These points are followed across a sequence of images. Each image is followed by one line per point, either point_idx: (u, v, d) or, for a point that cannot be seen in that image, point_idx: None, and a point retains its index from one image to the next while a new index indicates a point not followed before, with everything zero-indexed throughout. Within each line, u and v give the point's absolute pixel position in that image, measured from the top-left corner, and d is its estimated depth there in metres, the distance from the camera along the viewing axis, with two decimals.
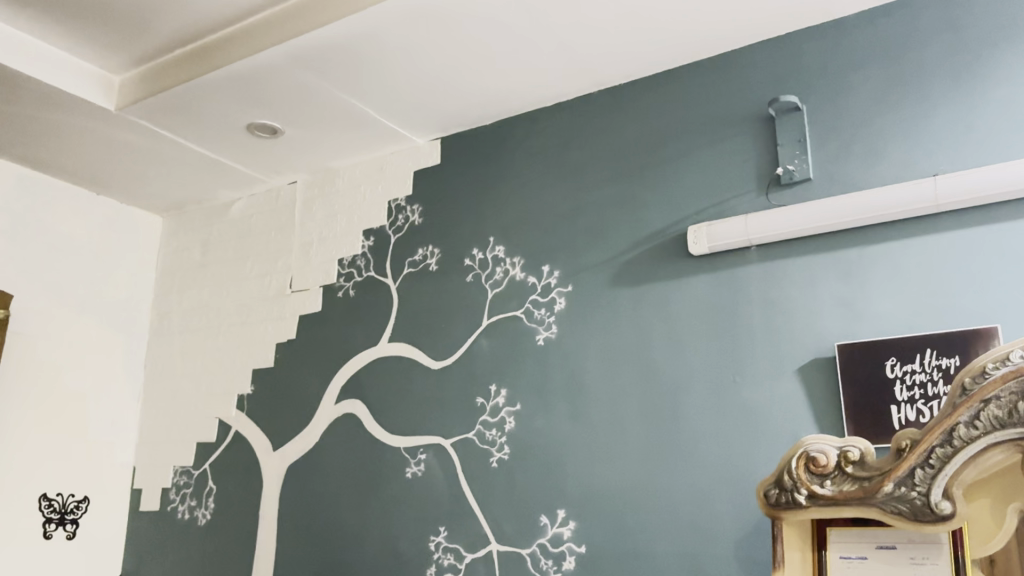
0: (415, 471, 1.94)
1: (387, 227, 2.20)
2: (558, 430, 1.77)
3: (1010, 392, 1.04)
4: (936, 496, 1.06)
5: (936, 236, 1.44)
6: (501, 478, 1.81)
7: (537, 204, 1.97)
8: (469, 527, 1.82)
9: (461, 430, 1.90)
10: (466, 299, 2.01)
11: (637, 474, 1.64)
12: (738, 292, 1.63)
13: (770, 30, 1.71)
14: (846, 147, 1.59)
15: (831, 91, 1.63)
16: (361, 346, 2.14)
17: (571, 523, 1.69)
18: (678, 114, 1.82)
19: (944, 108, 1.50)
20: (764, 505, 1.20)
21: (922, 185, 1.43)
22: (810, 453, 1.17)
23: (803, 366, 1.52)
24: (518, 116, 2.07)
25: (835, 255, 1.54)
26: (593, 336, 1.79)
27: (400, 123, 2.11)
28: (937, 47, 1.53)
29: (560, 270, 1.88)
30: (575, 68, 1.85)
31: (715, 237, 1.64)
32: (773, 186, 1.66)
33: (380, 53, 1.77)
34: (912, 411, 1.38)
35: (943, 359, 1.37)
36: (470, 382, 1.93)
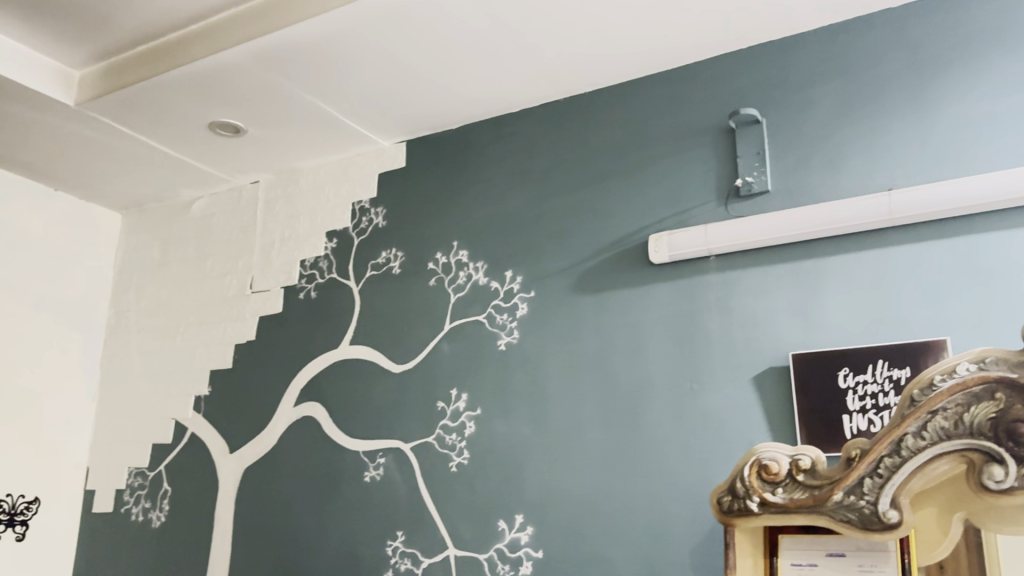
0: (374, 475, 1.93)
1: (350, 229, 2.20)
2: (518, 435, 1.77)
3: (956, 404, 1.06)
4: (883, 505, 1.08)
5: (890, 249, 1.48)
6: (460, 483, 1.81)
7: (501, 209, 1.98)
8: (428, 532, 1.82)
9: (421, 434, 1.90)
10: (429, 303, 2.01)
11: (596, 479, 1.65)
12: (698, 301, 1.65)
13: (732, 43, 1.74)
14: (804, 161, 1.62)
15: (791, 105, 1.66)
16: (322, 348, 2.13)
17: (528, 528, 1.69)
18: (642, 123, 1.84)
19: (899, 124, 1.54)
20: (717, 512, 1.22)
21: (877, 200, 1.46)
22: (763, 461, 1.20)
23: (759, 375, 1.54)
24: (484, 121, 2.08)
25: (792, 265, 1.57)
26: (554, 342, 1.80)
27: (365, 125, 2.11)
28: (893, 64, 1.57)
29: (522, 275, 1.89)
30: (541, 75, 1.87)
31: (675, 246, 1.66)
32: (732, 196, 1.68)
33: (346, 54, 1.77)
34: (864, 420, 1.41)
35: (895, 370, 1.40)
36: (431, 385, 1.92)
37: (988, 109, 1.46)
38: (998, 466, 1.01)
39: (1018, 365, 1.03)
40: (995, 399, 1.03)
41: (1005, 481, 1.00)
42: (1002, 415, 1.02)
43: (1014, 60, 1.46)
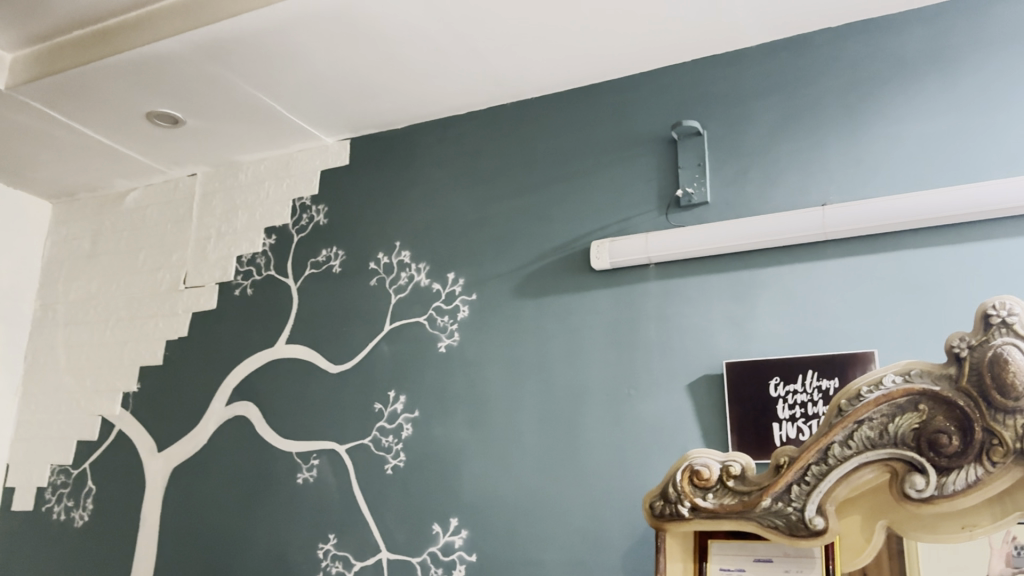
0: (307, 477, 1.90)
1: (290, 225, 2.16)
2: (456, 437, 1.77)
3: (882, 414, 1.08)
4: (810, 512, 1.09)
5: (823, 262, 1.52)
6: (395, 486, 1.79)
7: (443, 211, 1.97)
8: (360, 535, 1.79)
9: (357, 436, 1.88)
10: (368, 304, 1.98)
11: (532, 483, 1.65)
12: (636, 308, 1.67)
13: (676, 56, 1.77)
14: (743, 174, 1.65)
15: (732, 118, 1.70)
16: (257, 346, 2.09)
17: (462, 532, 1.69)
18: (586, 131, 1.85)
19: (834, 142, 1.58)
20: (649, 516, 1.22)
21: (811, 214, 1.50)
22: (694, 467, 1.20)
23: (694, 383, 1.57)
24: (429, 122, 2.07)
25: (729, 276, 1.60)
26: (494, 345, 1.79)
27: (309, 120, 2.08)
28: (831, 83, 1.62)
29: (464, 278, 1.88)
30: (488, 78, 1.87)
31: (617, 253, 1.68)
32: (672, 207, 1.70)
33: (290, 49, 1.74)
34: (793, 429, 1.44)
35: (824, 381, 1.44)
36: (368, 387, 1.90)
37: (918, 131, 1.51)
38: (920, 476, 1.04)
39: (941, 378, 1.06)
40: (918, 410, 1.06)
41: (926, 489, 1.03)
42: (924, 426, 1.05)
43: (943, 83, 1.52)
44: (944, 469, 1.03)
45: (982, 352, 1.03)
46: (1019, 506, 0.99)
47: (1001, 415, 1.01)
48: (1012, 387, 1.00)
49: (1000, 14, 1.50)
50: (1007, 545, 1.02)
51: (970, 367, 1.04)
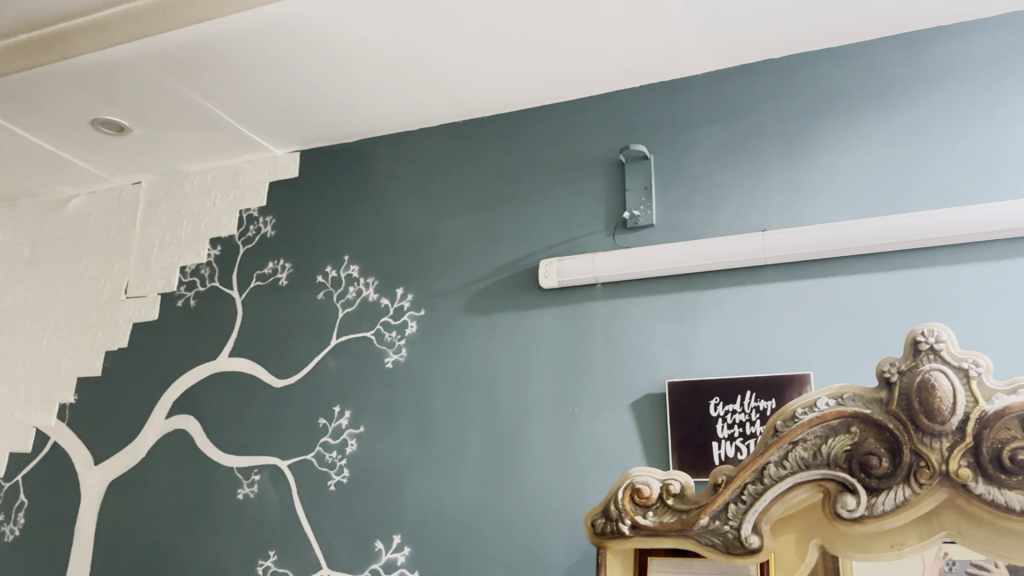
0: (247, 492, 1.87)
1: (236, 237, 2.14)
2: (400, 454, 1.76)
3: (815, 435, 1.10)
4: (746, 531, 1.10)
5: (763, 286, 1.56)
6: (337, 503, 1.77)
7: (392, 226, 1.97)
8: (301, 552, 1.77)
9: (299, 452, 1.86)
10: (315, 318, 1.97)
11: (476, 499, 1.66)
12: (582, 327, 1.69)
13: (626, 80, 1.80)
14: (688, 198, 1.69)
15: (678, 143, 1.74)
16: (198, 359, 2.06)
17: (405, 549, 1.68)
18: (537, 151, 1.88)
19: (776, 169, 1.63)
20: (591, 534, 1.21)
21: (752, 239, 1.55)
22: (636, 484, 1.20)
23: (637, 402, 1.59)
24: (380, 137, 2.07)
25: (672, 297, 1.63)
26: (441, 361, 1.80)
27: (257, 132, 2.07)
28: (773, 112, 1.67)
29: (412, 293, 1.88)
30: (438, 96, 1.88)
31: (564, 272, 1.70)
32: (619, 228, 1.73)
33: (239, 60, 1.73)
34: (731, 448, 1.47)
35: (761, 401, 1.47)
36: (312, 401, 1.89)
37: (855, 161, 1.57)
38: (851, 496, 1.05)
39: (872, 402, 1.09)
40: (850, 432, 1.08)
41: (857, 509, 1.04)
42: (856, 447, 1.07)
43: (878, 116, 1.58)
44: (874, 489, 1.05)
45: (912, 377, 1.06)
46: (944, 525, 1.01)
47: (928, 438, 1.03)
48: (938, 411, 1.02)
49: (931, 52, 1.57)
50: (939, 562, 1.04)
51: (899, 392, 1.06)
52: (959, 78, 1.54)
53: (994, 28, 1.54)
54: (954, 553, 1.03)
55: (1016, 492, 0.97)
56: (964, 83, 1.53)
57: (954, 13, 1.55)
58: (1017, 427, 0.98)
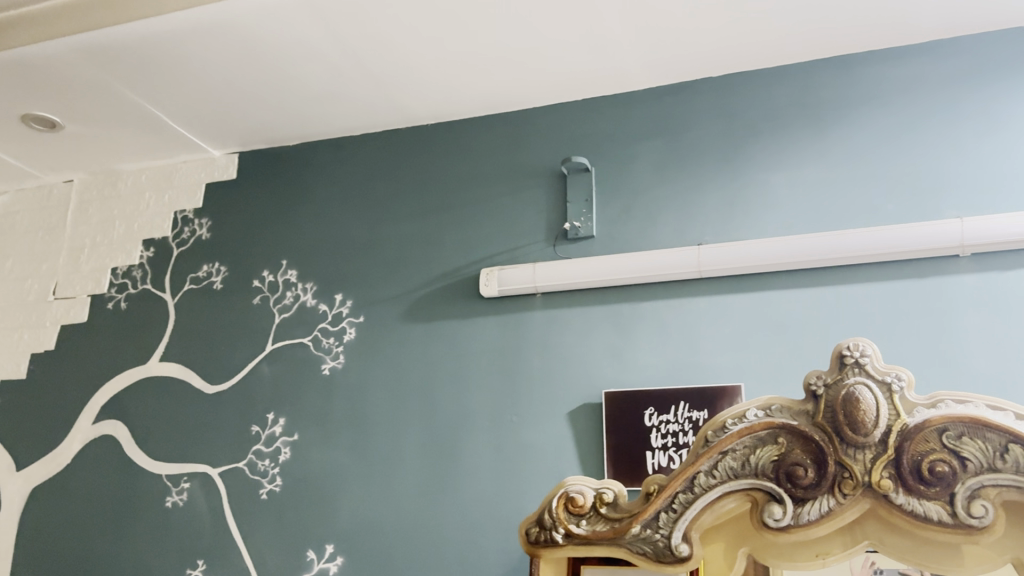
0: (176, 500, 1.82)
1: (170, 238, 2.10)
2: (335, 462, 1.73)
3: (744, 445, 1.12)
4: (676, 539, 1.11)
5: (698, 299, 1.59)
6: (269, 512, 1.74)
7: (332, 232, 1.95)
8: (229, 561, 1.73)
9: (231, 459, 1.82)
10: (249, 323, 1.94)
11: (411, 508, 1.64)
12: (521, 336, 1.69)
13: (569, 93, 1.83)
14: (627, 211, 1.71)
15: (618, 157, 1.76)
16: (128, 363, 2.01)
17: (338, 559, 1.65)
18: (479, 160, 1.88)
19: (712, 185, 1.66)
20: (524, 542, 1.20)
21: (687, 252, 1.59)
22: (570, 493, 1.19)
23: (573, 411, 1.60)
24: (322, 141, 2.05)
25: (610, 308, 1.65)
26: (378, 369, 1.78)
27: (194, 133, 2.03)
28: (709, 129, 1.71)
29: (351, 299, 1.86)
30: (381, 102, 1.88)
31: (505, 281, 1.70)
32: (560, 239, 1.74)
33: (179, 60, 1.71)
34: (665, 457, 1.49)
35: (694, 411, 1.50)
36: (245, 408, 1.85)
37: (788, 180, 1.61)
38: (778, 505, 1.07)
39: (799, 414, 1.11)
40: (778, 442, 1.10)
41: (783, 519, 1.06)
42: (783, 458, 1.09)
43: (810, 136, 1.63)
44: (799, 499, 1.07)
45: (838, 390, 1.09)
46: (867, 534, 1.04)
47: (851, 449, 1.06)
48: (862, 424, 1.05)
49: (859, 77, 1.64)
50: (867, 570, 1.06)
51: (825, 404, 1.09)
52: (885, 101, 1.60)
53: (918, 55, 1.61)
54: (881, 563, 1.05)
55: (934, 502, 1.01)
56: (889, 106, 1.59)
57: (881, 39, 1.62)
58: (936, 439, 1.03)
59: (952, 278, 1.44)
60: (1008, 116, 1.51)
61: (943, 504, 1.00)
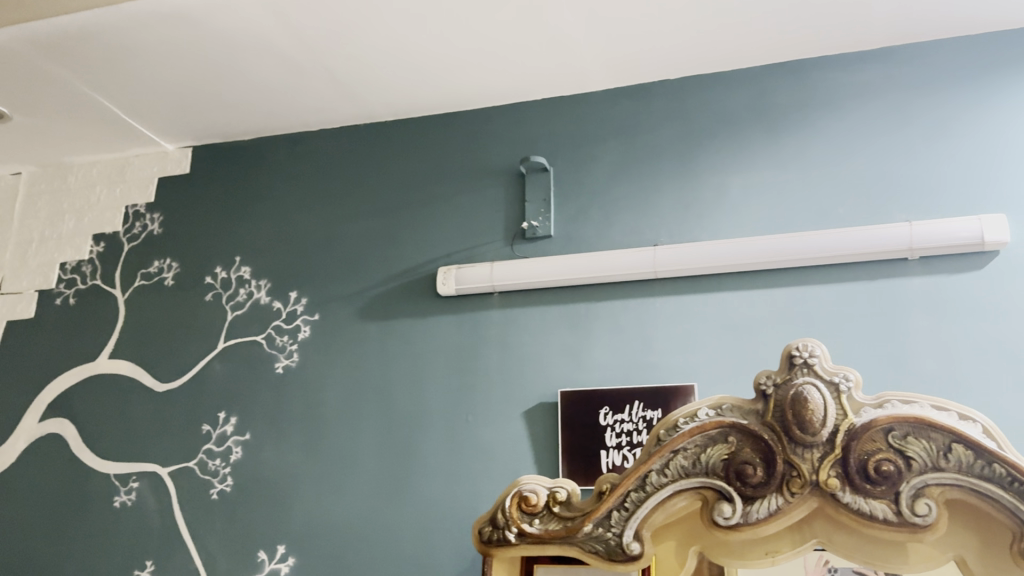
0: (124, 500, 1.78)
1: (120, 233, 2.05)
2: (288, 462, 1.71)
3: (695, 444, 1.12)
4: (628, 537, 1.11)
5: (653, 299, 1.60)
6: (220, 512, 1.71)
7: (288, 228, 1.93)
8: (179, 562, 1.69)
9: (181, 458, 1.78)
10: (202, 320, 1.91)
11: (366, 508, 1.62)
12: (478, 336, 1.69)
13: (528, 92, 1.83)
14: (585, 211, 1.72)
15: (576, 157, 1.76)
16: (76, 360, 1.96)
17: (289, 559, 1.63)
18: (437, 159, 1.88)
19: (668, 187, 1.67)
20: (477, 542, 1.19)
21: (644, 253, 1.60)
22: (523, 492, 1.18)
23: (529, 410, 1.60)
24: (278, 136, 2.03)
25: (567, 308, 1.65)
26: (333, 367, 1.76)
27: (146, 125, 1.99)
28: (667, 130, 1.72)
29: (306, 297, 1.84)
30: (338, 98, 1.86)
31: (462, 280, 1.70)
32: (517, 239, 1.74)
33: (130, 50, 1.68)
34: (619, 456, 1.49)
35: (648, 411, 1.51)
36: (196, 407, 1.82)
37: (743, 182, 1.63)
38: (727, 504, 1.08)
39: (749, 413, 1.12)
40: (728, 441, 1.11)
41: (733, 517, 1.07)
42: (732, 457, 1.10)
43: (765, 139, 1.65)
44: (749, 498, 1.08)
45: (787, 390, 1.10)
46: (815, 533, 1.06)
47: (800, 448, 1.07)
48: (810, 424, 1.06)
49: (814, 81, 1.66)
50: (820, 568, 1.07)
51: (774, 404, 1.10)
52: (839, 106, 1.63)
53: (871, 61, 1.64)
54: (834, 561, 1.07)
55: (879, 501, 1.02)
56: (844, 111, 1.62)
57: (837, 45, 1.64)
58: (882, 438, 1.04)
59: (902, 281, 1.47)
60: (956, 123, 1.55)
61: (889, 503, 1.02)
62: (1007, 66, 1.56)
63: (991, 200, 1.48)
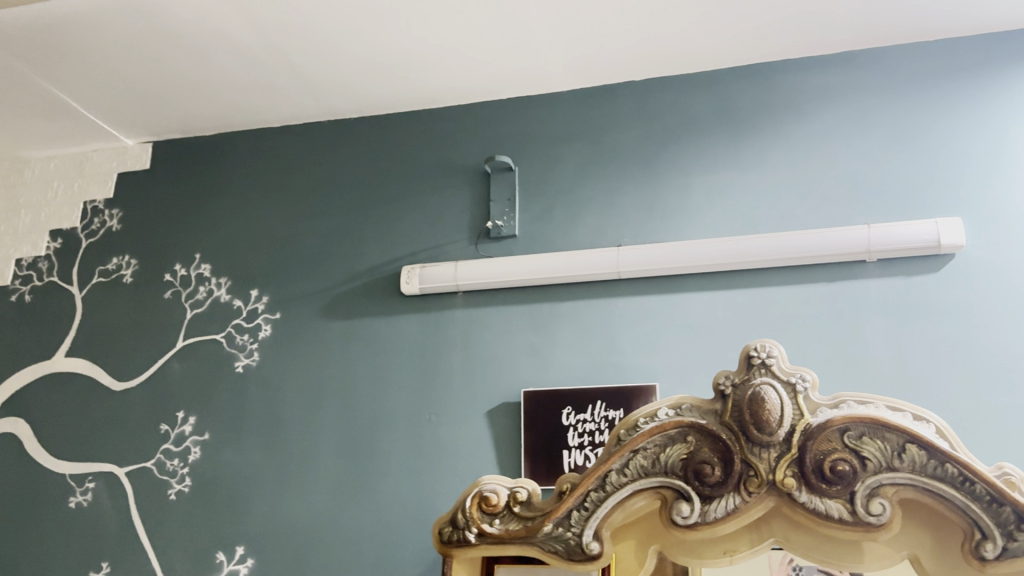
0: (80, 501, 1.75)
1: (78, 229, 2.02)
2: (248, 462, 1.69)
3: (655, 444, 1.13)
4: (588, 537, 1.11)
5: (616, 300, 1.61)
6: (177, 512, 1.68)
7: (250, 226, 1.91)
8: (135, 563, 1.67)
9: (139, 458, 1.76)
10: (161, 318, 1.88)
11: (326, 509, 1.61)
12: (441, 335, 1.68)
13: (493, 91, 1.82)
14: (549, 211, 1.72)
15: (541, 157, 1.76)
16: (31, 358, 1.93)
17: (248, 560, 1.61)
18: (402, 157, 1.87)
19: (632, 187, 1.68)
20: (436, 542, 1.18)
21: (607, 253, 1.60)
22: (484, 492, 1.18)
23: (492, 410, 1.59)
24: (241, 132, 2.01)
25: (530, 308, 1.65)
26: (295, 367, 1.75)
27: (104, 120, 1.96)
28: (631, 131, 1.73)
29: (267, 295, 1.83)
30: (301, 94, 1.84)
31: (426, 279, 1.69)
32: (482, 238, 1.74)
33: (87, 42, 1.65)
34: (581, 456, 1.50)
35: (611, 411, 1.51)
36: (154, 406, 1.79)
37: (705, 183, 1.64)
38: (685, 503, 1.09)
39: (708, 413, 1.12)
40: (686, 441, 1.11)
41: (690, 516, 1.08)
42: (691, 457, 1.10)
43: (727, 141, 1.66)
44: (707, 497, 1.08)
45: (745, 390, 1.10)
46: (773, 532, 1.07)
47: (757, 448, 1.08)
48: (767, 424, 1.07)
49: (775, 85, 1.68)
50: (785, 567, 1.13)
51: (732, 404, 1.11)
52: (800, 109, 1.65)
53: (831, 65, 1.66)
54: (799, 561, 1.13)
55: (835, 500, 1.03)
56: (805, 114, 1.64)
57: (799, 48, 1.66)
58: (838, 438, 1.05)
59: (860, 283, 1.49)
60: (913, 128, 1.58)
61: (844, 502, 1.03)
62: (964, 72, 1.59)
63: (947, 203, 1.51)
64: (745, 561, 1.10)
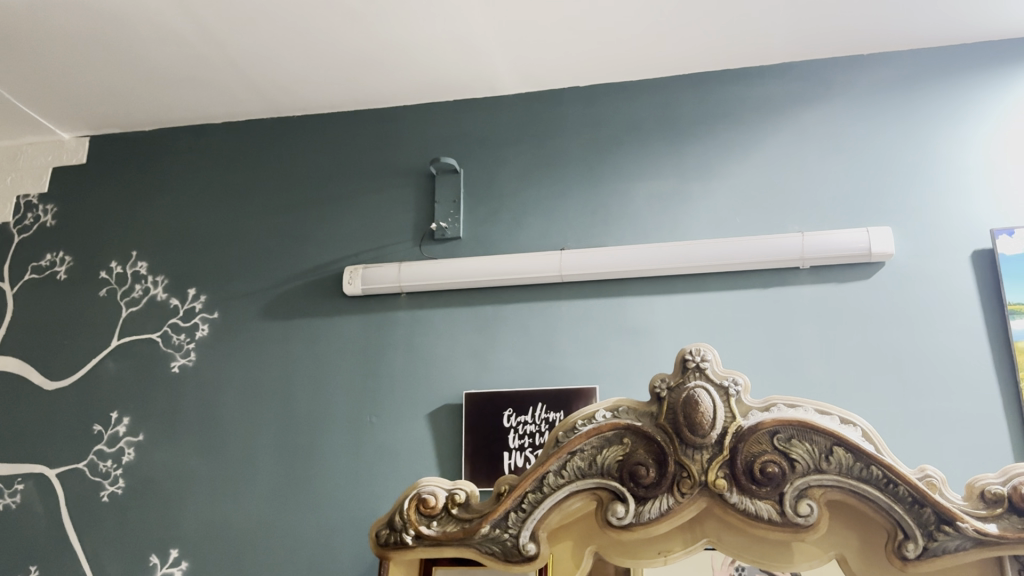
0: (8, 503, 1.70)
1: (11, 224, 1.97)
2: (184, 464, 1.67)
3: (592, 446, 1.14)
4: (524, 538, 1.11)
5: (558, 302, 1.62)
6: (110, 515, 1.65)
7: (190, 223, 1.88)
8: (65, 567, 1.63)
9: (70, 459, 1.72)
10: (96, 316, 1.84)
11: (263, 511, 1.59)
12: (384, 336, 1.68)
13: (439, 93, 1.83)
14: (493, 214, 1.73)
15: (486, 159, 1.77)
16: None
17: (183, 563, 1.58)
18: (346, 156, 1.86)
19: (575, 192, 1.70)
20: (373, 544, 1.17)
21: (550, 257, 1.62)
22: (422, 494, 1.17)
23: (433, 412, 1.60)
24: (182, 128, 1.98)
25: (473, 309, 1.66)
26: (234, 367, 1.72)
27: (41, 113, 1.91)
28: (576, 136, 1.75)
29: (206, 295, 1.80)
30: (244, 90, 1.82)
31: (369, 280, 1.68)
32: (426, 239, 1.74)
33: (21, 33, 1.61)
34: (521, 458, 1.50)
35: (551, 413, 1.52)
36: (87, 406, 1.75)
37: (647, 189, 1.67)
38: (620, 505, 1.10)
39: (643, 415, 1.14)
40: (623, 443, 1.13)
41: (626, 517, 1.09)
42: (627, 458, 1.12)
43: (669, 147, 1.69)
44: (641, 498, 1.10)
45: (680, 392, 1.12)
46: (706, 532, 1.09)
47: (690, 450, 1.10)
48: (700, 425, 1.09)
49: (717, 94, 1.71)
50: (728, 567, 1.15)
51: (667, 406, 1.12)
52: (739, 118, 1.68)
53: (771, 76, 1.70)
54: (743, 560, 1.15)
55: (765, 501, 1.06)
56: (745, 123, 1.67)
57: (740, 59, 1.70)
58: (768, 440, 1.08)
59: (794, 289, 1.53)
60: (849, 139, 1.62)
61: (773, 503, 1.06)
62: (897, 87, 1.64)
63: (878, 213, 1.55)
64: (679, 561, 1.12)
